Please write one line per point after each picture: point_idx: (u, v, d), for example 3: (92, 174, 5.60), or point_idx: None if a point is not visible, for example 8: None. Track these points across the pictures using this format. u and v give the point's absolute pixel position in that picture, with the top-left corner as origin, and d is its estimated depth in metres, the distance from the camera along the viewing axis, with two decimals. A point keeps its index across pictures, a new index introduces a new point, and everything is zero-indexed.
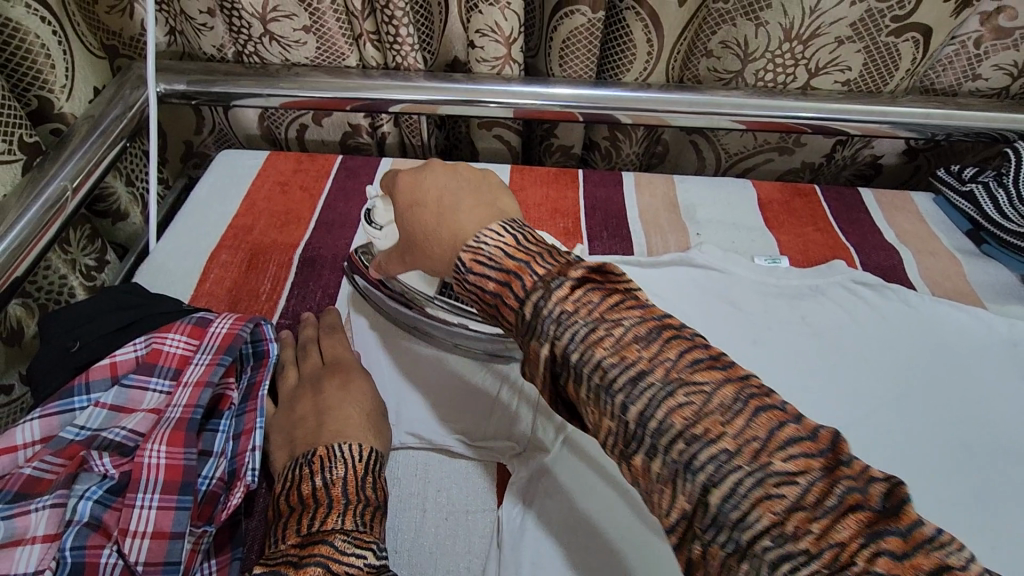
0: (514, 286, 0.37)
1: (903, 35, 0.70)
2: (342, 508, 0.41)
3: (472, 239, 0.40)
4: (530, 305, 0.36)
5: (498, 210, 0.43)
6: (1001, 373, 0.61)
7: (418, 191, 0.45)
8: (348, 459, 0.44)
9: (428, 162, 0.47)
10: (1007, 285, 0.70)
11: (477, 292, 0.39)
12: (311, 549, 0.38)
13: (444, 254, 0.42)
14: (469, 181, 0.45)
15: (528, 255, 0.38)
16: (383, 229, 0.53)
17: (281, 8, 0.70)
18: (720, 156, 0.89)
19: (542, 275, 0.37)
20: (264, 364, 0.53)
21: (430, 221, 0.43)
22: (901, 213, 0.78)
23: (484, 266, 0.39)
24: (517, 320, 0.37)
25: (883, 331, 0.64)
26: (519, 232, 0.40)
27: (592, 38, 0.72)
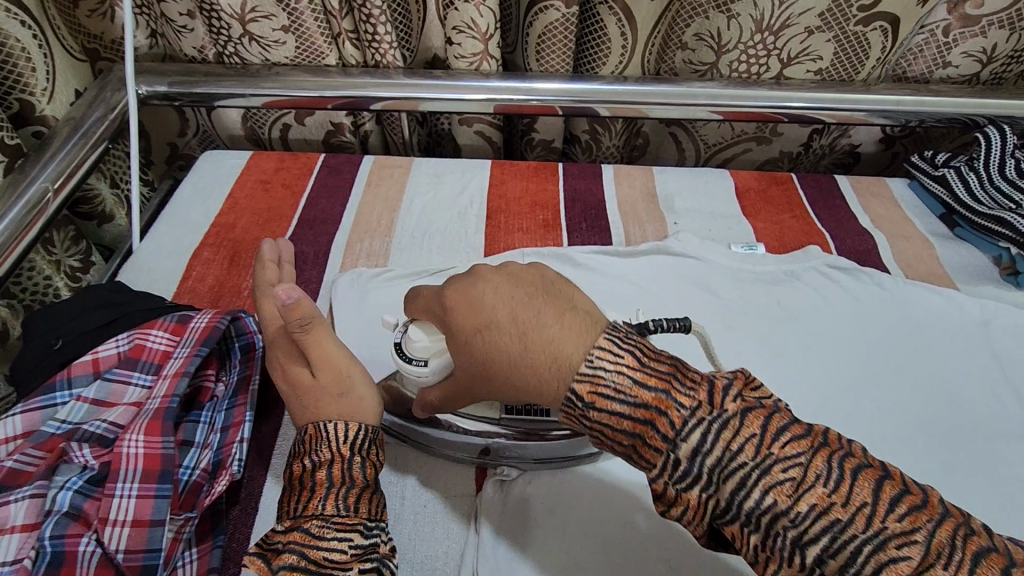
0: (655, 423, 0.35)
1: (872, 24, 0.71)
2: (326, 493, 0.42)
3: (585, 365, 0.37)
4: (686, 444, 0.34)
5: (586, 316, 0.40)
6: (971, 354, 0.62)
7: (482, 311, 0.40)
8: (335, 443, 0.44)
9: (476, 268, 0.43)
10: (980, 268, 0.71)
11: (604, 428, 0.37)
12: (291, 533, 0.40)
13: (551, 383, 0.38)
14: (534, 286, 0.41)
15: (661, 381, 0.36)
16: (425, 360, 0.47)
17: (260, 8, 0.71)
18: (699, 147, 0.90)
19: (688, 407, 0.35)
20: (251, 357, 0.54)
21: (512, 346, 0.39)
22: (876, 199, 0.79)
23: (610, 402, 0.36)
24: (666, 466, 0.35)
25: (857, 313, 0.65)
26: (628, 345, 0.38)
27: (567, 33, 0.73)
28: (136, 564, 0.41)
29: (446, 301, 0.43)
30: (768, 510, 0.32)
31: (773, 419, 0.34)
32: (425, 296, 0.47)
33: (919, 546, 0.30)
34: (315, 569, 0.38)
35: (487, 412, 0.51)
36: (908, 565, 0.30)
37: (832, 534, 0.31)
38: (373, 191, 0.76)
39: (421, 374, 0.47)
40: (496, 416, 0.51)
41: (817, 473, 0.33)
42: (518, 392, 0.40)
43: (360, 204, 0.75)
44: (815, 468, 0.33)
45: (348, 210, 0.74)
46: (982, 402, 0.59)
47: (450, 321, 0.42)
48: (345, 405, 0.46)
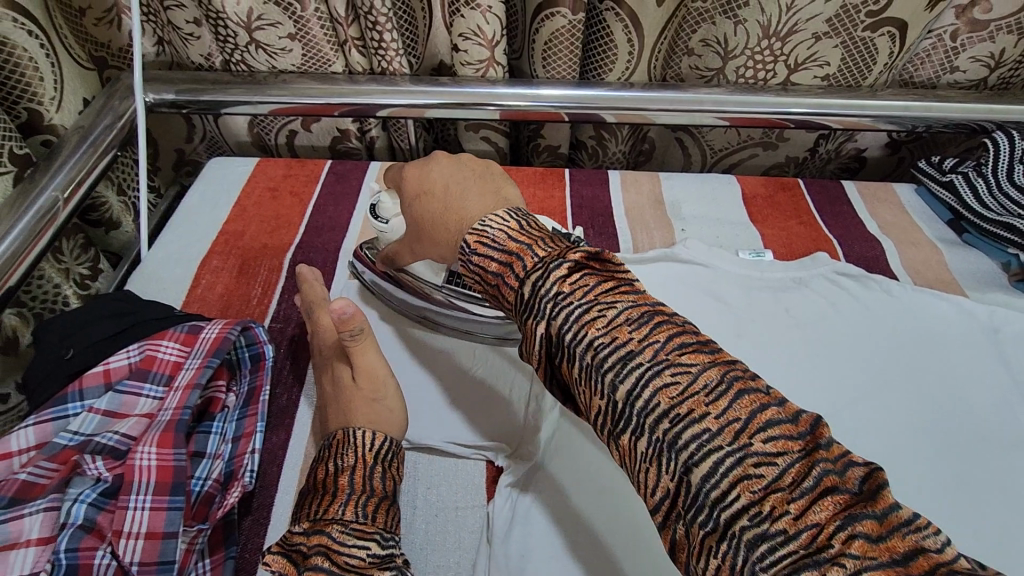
0: (514, 267, 0.38)
1: (880, 29, 0.71)
2: (348, 497, 0.42)
3: (478, 223, 0.41)
4: (529, 283, 0.37)
5: (504, 195, 0.44)
6: (981, 362, 0.62)
7: (424, 180, 0.47)
8: (360, 450, 0.46)
9: (434, 154, 0.50)
10: (988, 274, 0.70)
11: (480, 272, 0.40)
12: (313, 538, 0.40)
13: (450, 234, 0.45)
14: (473, 168, 0.46)
15: (530, 239, 0.39)
16: (389, 220, 0.59)
17: (266, 16, 0.71)
18: (706, 152, 0.90)
19: (542, 257, 0.37)
20: (261, 368, 0.54)
21: (439, 209, 0.46)
22: (884, 205, 0.79)
23: (488, 249, 0.40)
24: (517, 306, 0.38)
25: (866, 321, 0.65)
26: (522, 218, 0.41)
27: (573, 39, 0.73)
28: None
29: (404, 176, 0.50)
30: (652, 410, 0.31)
31: (768, 412, 0.30)
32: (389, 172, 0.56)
33: (779, 467, 0.29)
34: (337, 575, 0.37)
35: (433, 276, 0.61)
36: (761, 481, 0.28)
37: (700, 443, 0.30)
38: None
39: (383, 230, 0.59)
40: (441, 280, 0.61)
41: (705, 382, 0.31)
42: (439, 243, 0.46)
43: (367, 212, 0.75)
44: (704, 377, 0.31)
45: (356, 218, 0.74)
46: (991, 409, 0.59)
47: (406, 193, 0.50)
48: (374, 411, 0.49)
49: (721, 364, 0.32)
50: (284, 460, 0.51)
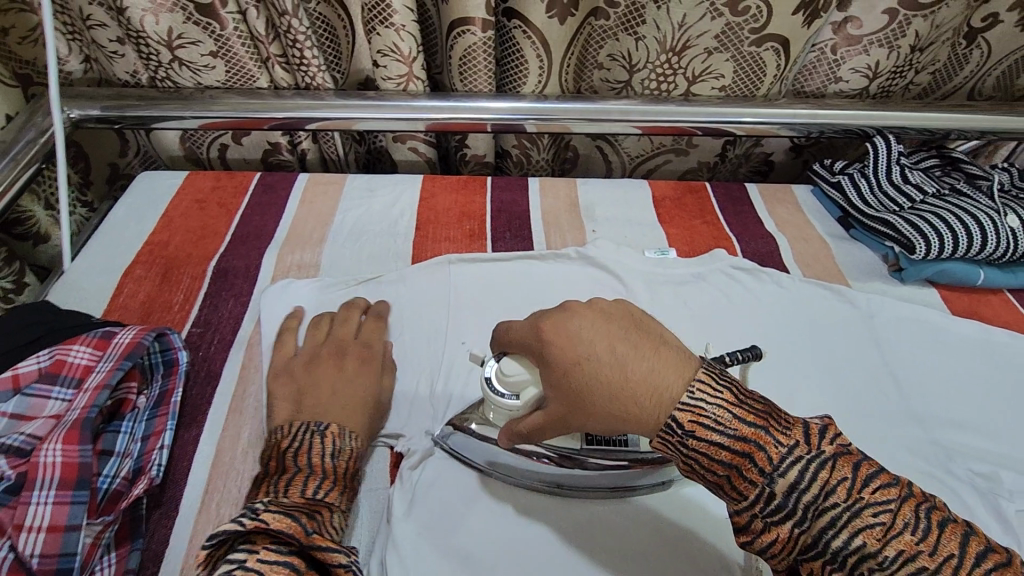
0: (753, 457, 0.38)
1: (764, 44, 0.77)
2: (338, 486, 0.49)
3: (686, 395, 0.40)
4: (785, 480, 0.37)
5: (676, 351, 0.42)
6: (856, 341, 0.68)
7: (578, 345, 0.43)
8: (352, 450, 0.52)
9: (569, 303, 0.46)
10: (870, 265, 0.77)
11: (703, 458, 0.39)
12: (314, 509, 0.46)
13: (643, 412, 0.40)
14: (624, 320, 0.44)
15: (760, 419, 0.39)
16: (518, 395, 0.47)
17: (186, 35, 0.74)
18: (624, 159, 0.96)
19: (786, 446, 0.38)
20: (174, 372, 0.56)
21: (607, 380, 0.41)
22: (782, 204, 0.85)
23: (710, 433, 0.39)
24: (758, 501, 0.38)
25: (755, 309, 0.70)
26: (728, 384, 0.41)
27: (487, 56, 0.78)
28: (50, 568, 0.43)
29: (544, 338, 0.44)
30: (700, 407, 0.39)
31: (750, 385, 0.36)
32: (518, 330, 0.47)
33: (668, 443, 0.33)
34: (335, 542, 0.44)
35: (569, 442, 0.52)
36: None
37: None
38: (306, 207, 0.79)
39: (512, 408, 0.48)
40: (578, 445, 0.52)
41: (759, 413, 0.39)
42: (616, 418, 0.41)
43: (294, 219, 0.78)
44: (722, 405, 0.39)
45: (282, 225, 0.77)
46: (861, 378, 0.64)
47: (547, 358, 0.44)
48: (347, 408, 0.54)
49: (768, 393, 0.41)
50: (195, 455, 0.53)
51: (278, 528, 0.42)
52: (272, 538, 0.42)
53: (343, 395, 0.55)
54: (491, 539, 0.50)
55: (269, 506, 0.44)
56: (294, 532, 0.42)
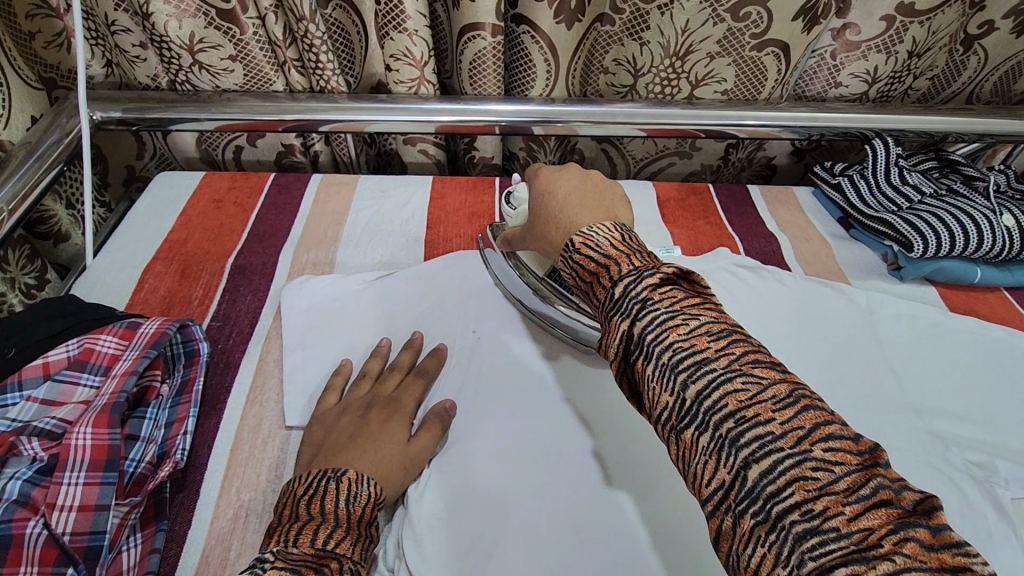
0: (610, 270, 0.43)
1: (765, 49, 0.79)
2: (355, 537, 0.45)
3: (585, 229, 0.46)
4: (620, 285, 0.41)
5: (612, 215, 0.51)
6: (856, 338, 0.69)
7: (552, 184, 0.56)
8: (371, 496, 0.47)
9: (568, 165, 0.59)
10: (870, 264, 0.79)
11: (579, 270, 0.45)
12: (325, 559, 0.42)
13: (561, 240, 0.52)
14: (594, 187, 0.56)
15: (629, 250, 0.44)
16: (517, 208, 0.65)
17: (207, 39, 0.76)
18: (629, 162, 0.98)
19: (637, 266, 0.42)
20: (195, 363, 0.58)
21: (558, 211, 0.53)
22: (784, 206, 0.87)
23: (590, 249, 0.45)
24: (605, 303, 0.42)
25: (757, 304, 0.72)
26: (625, 231, 0.46)
27: (496, 60, 0.80)
28: (80, 545, 0.45)
29: (537, 176, 0.59)
30: (718, 411, 0.35)
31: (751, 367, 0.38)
32: (534, 169, 0.65)
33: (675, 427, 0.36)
34: None
35: (536, 269, 0.67)
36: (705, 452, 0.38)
37: None
38: (320, 207, 0.82)
39: (509, 218, 0.66)
40: (541, 275, 0.66)
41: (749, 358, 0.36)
42: (551, 235, 0.54)
43: (308, 219, 0.80)
44: None
45: (297, 224, 0.79)
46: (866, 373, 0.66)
47: (533, 185, 0.58)
48: (382, 462, 0.51)
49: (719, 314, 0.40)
50: (215, 442, 0.55)
51: None
52: None
53: (381, 450, 0.51)
54: (504, 522, 0.50)
55: (273, 562, 0.40)
56: None
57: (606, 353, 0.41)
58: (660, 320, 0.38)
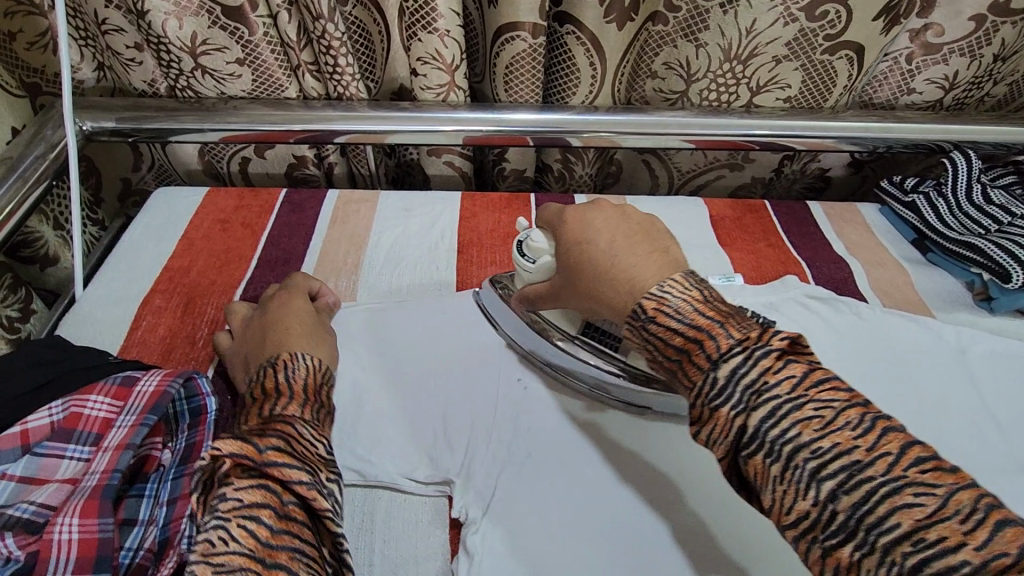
0: (703, 344, 0.39)
1: (838, 53, 0.71)
2: (302, 403, 0.47)
3: (654, 287, 0.42)
4: (726, 365, 0.37)
5: (671, 261, 0.45)
6: (950, 381, 0.61)
7: (585, 230, 0.48)
8: (310, 367, 0.50)
9: (596, 201, 0.51)
10: (955, 293, 0.70)
11: (659, 342, 0.41)
12: (274, 426, 0.44)
13: (618, 296, 0.44)
14: (637, 226, 0.48)
15: (718, 313, 0.40)
16: (536, 259, 0.54)
17: (211, 41, 0.67)
18: (673, 174, 0.89)
19: (738, 338, 0.38)
20: (202, 423, 0.50)
21: (599, 264, 0.46)
22: (850, 225, 0.79)
23: (669, 319, 0.40)
24: (704, 386, 0.38)
25: (835, 343, 0.64)
26: (701, 286, 0.42)
27: (535, 63, 0.72)
28: None
29: (564, 219, 0.50)
30: (889, 532, 0.31)
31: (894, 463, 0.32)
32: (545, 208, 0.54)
33: None
34: (300, 456, 0.42)
35: (564, 326, 0.56)
36: None
37: None
38: (339, 228, 0.73)
39: (529, 271, 0.55)
40: (573, 331, 0.56)
41: (957, 508, 0.31)
42: (597, 299, 0.46)
43: (326, 242, 0.72)
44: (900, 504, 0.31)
45: (313, 248, 0.71)
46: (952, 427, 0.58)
47: (559, 234, 0.50)
48: (307, 338, 0.54)
49: (859, 404, 0.35)
50: None
51: (229, 455, 0.40)
52: (240, 468, 0.40)
53: (294, 328, 0.54)
54: None
55: (223, 437, 0.42)
56: (245, 452, 0.40)
57: (711, 446, 0.37)
58: (787, 412, 0.35)
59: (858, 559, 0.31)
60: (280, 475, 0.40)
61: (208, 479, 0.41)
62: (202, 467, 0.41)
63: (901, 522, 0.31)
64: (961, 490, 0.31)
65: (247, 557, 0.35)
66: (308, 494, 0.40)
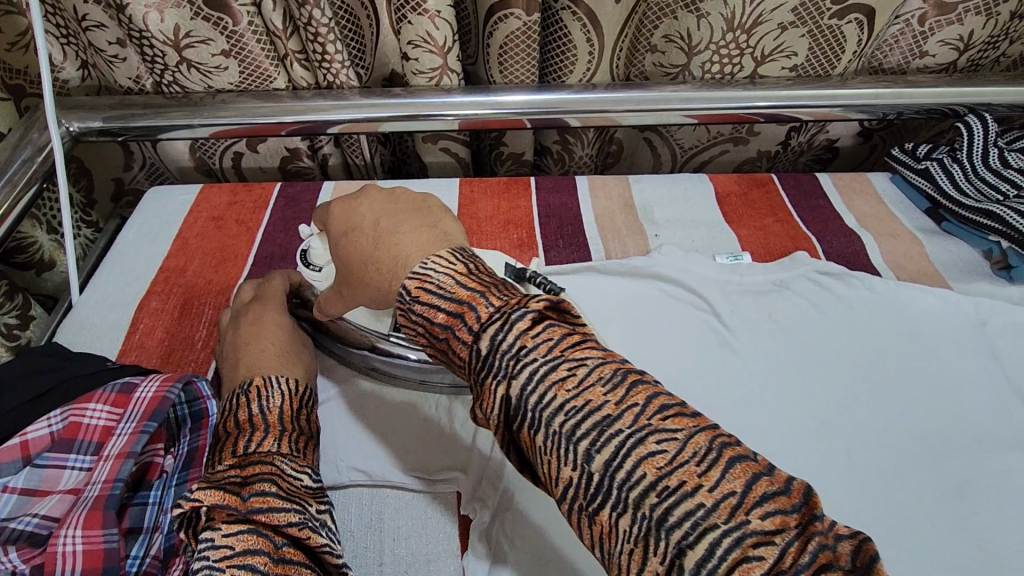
0: (466, 318, 0.37)
1: (846, 17, 0.68)
2: (279, 433, 0.45)
3: (420, 265, 0.40)
4: (485, 337, 0.35)
5: (437, 234, 0.43)
6: (970, 358, 0.60)
7: (353, 217, 0.46)
8: (285, 393, 0.48)
9: (365, 189, 0.49)
10: (970, 263, 0.68)
11: (426, 322, 0.39)
12: (254, 468, 0.41)
13: (388, 279, 0.42)
14: (409, 203, 0.46)
15: (481, 285, 0.38)
16: (321, 267, 0.57)
17: (194, 33, 0.65)
18: (676, 151, 0.87)
19: (496, 306, 0.37)
20: (203, 427, 0.49)
21: (366, 248, 0.44)
22: (860, 196, 0.76)
23: (432, 296, 0.38)
24: (472, 360, 0.36)
25: (847, 320, 0.62)
26: (467, 259, 0.40)
27: (530, 42, 0.69)
28: None
29: (333, 211, 0.48)
30: (637, 485, 0.31)
31: None
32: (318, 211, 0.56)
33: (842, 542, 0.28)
34: (285, 497, 0.39)
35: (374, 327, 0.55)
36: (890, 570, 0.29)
37: (759, 514, 0.29)
38: None
39: (315, 279, 0.57)
40: (383, 331, 0.54)
41: (694, 450, 0.31)
42: (369, 287, 0.44)
43: None
44: None
45: None
46: (905, 398, 0.57)
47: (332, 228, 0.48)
48: (281, 359, 0.52)
49: None
50: None
51: (211, 506, 0.37)
52: (224, 513, 0.37)
53: (268, 348, 0.52)
54: None
55: (199, 484, 0.39)
56: (228, 502, 0.38)
57: (487, 423, 0.36)
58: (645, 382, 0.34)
59: (615, 519, 0.32)
60: (268, 519, 0.38)
61: (189, 529, 0.37)
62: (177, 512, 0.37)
63: (702, 509, 0.29)
64: (700, 431, 0.32)
65: None
66: (302, 532, 0.38)
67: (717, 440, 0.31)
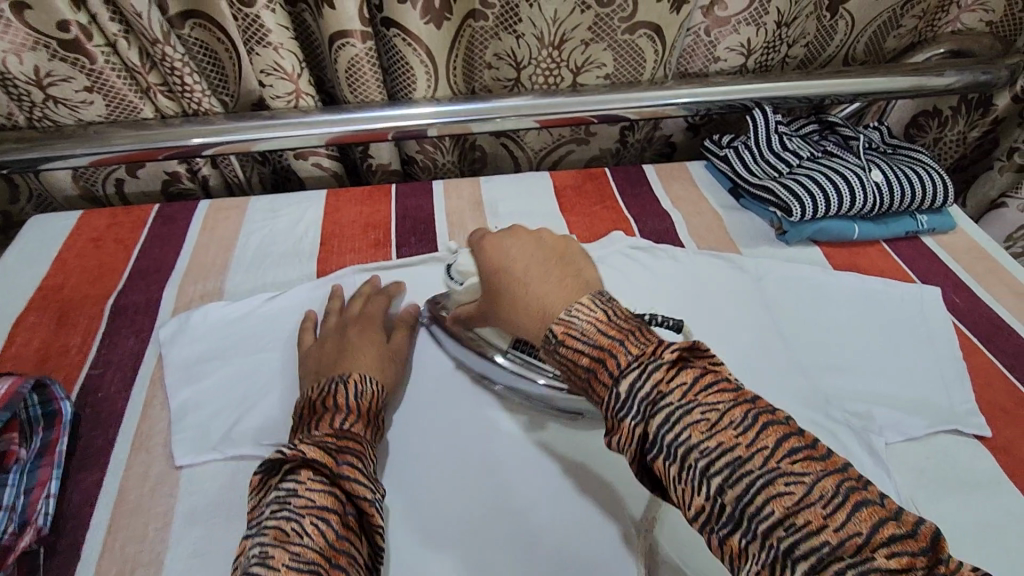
0: (607, 363, 0.41)
1: (637, 32, 0.81)
2: (363, 423, 0.52)
3: (564, 313, 0.44)
4: (626, 380, 0.39)
5: (584, 282, 0.48)
6: (750, 305, 0.71)
7: (504, 259, 0.52)
8: (375, 391, 0.55)
9: (515, 230, 0.56)
10: (760, 231, 0.81)
11: (569, 361, 0.43)
12: (343, 442, 0.48)
13: (535, 324, 0.47)
14: (557, 252, 0.52)
15: (620, 332, 0.41)
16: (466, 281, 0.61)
17: (56, 72, 0.72)
18: (529, 154, 0.98)
19: (635, 354, 0.40)
20: (58, 424, 0.56)
21: (514, 288, 0.50)
22: (677, 181, 0.89)
23: (577, 341, 0.42)
24: (610, 398, 0.40)
25: (644, 281, 0.74)
26: (608, 306, 0.44)
27: (372, 65, 0.79)
28: None
29: (483, 248, 0.55)
30: (765, 518, 0.33)
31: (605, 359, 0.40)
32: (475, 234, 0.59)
33: None
34: (367, 476, 0.47)
35: (501, 341, 0.62)
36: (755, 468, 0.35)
37: None
38: (208, 233, 0.79)
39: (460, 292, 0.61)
40: (507, 346, 0.61)
41: (821, 495, 0.33)
42: (514, 323, 0.49)
43: (195, 248, 0.77)
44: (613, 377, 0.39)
45: (183, 256, 0.76)
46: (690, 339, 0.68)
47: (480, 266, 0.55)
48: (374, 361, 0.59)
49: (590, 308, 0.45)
50: (97, 499, 0.53)
51: (310, 458, 0.45)
52: (312, 471, 0.45)
53: (368, 352, 0.59)
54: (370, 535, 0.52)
55: (301, 442, 0.47)
56: (324, 460, 0.45)
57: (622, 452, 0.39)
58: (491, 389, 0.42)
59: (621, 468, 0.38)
60: (351, 487, 0.45)
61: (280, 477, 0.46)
62: (281, 455, 0.46)
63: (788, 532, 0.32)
64: (827, 478, 0.34)
65: (317, 553, 0.39)
66: (367, 509, 0.45)
67: (753, 416, 0.37)
